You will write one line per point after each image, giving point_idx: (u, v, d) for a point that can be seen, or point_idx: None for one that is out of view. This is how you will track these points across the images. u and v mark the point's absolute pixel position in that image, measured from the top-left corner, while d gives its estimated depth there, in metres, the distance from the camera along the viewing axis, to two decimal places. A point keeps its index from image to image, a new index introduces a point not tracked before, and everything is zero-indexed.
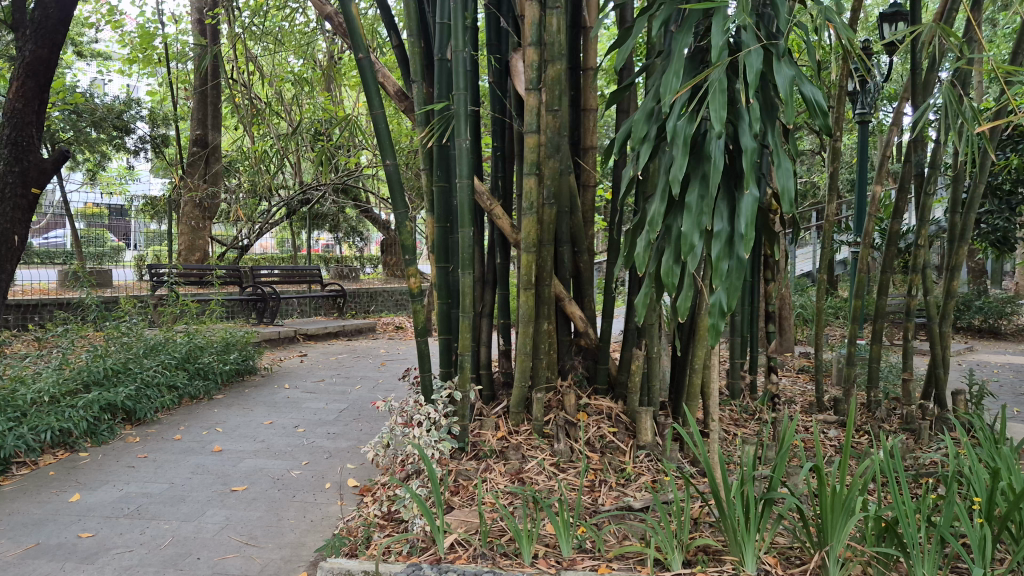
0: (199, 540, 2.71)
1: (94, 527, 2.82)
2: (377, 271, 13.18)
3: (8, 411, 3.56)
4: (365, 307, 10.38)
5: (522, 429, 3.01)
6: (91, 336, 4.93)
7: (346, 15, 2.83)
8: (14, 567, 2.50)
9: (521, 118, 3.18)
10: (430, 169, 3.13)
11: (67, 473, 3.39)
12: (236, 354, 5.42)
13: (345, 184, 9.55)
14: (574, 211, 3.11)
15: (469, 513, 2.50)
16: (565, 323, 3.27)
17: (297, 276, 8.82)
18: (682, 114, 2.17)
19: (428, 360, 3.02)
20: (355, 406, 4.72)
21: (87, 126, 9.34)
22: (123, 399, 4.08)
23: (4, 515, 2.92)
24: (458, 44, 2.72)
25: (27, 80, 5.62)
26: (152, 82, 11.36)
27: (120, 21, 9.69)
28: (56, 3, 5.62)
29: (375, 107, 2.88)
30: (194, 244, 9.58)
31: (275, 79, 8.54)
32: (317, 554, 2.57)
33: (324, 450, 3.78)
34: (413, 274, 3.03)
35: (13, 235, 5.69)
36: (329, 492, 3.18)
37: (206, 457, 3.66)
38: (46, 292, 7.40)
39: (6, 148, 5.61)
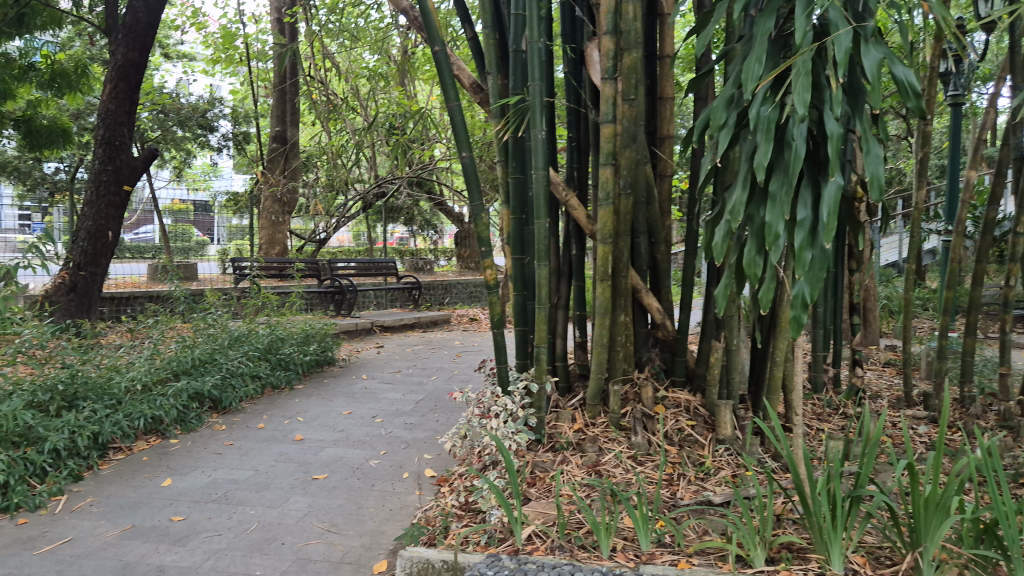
0: (283, 526, 2.78)
1: (185, 511, 2.93)
2: (451, 264, 13.28)
3: (104, 398, 3.71)
4: (440, 299, 10.49)
5: (599, 421, 3.00)
6: (178, 326, 5.11)
7: (422, 9, 2.85)
8: (113, 547, 2.61)
9: (597, 108, 3.14)
10: (506, 161, 3.13)
11: (159, 459, 3.53)
12: (315, 345, 5.56)
13: (421, 177, 9.60)
14: (651, 201, 3.06)
15: (546, 505, 2.50)
16: (642, 316, 3.20)
17: (373, 268, 8.98)
18: (762, 101, 2.12)
19: (504, 352, 3.03)
20: (431, 397, 4.78)
21: (173, 125, 9.77)
22: (210, 389, 4.22)
23: (102, 498, 3.06)
24: (533, 35, 2.72)
25: (119, 82, 5.87)
26: (234, 81, 11.69)
27: (204, 22, 10.00)
28: (145, 6, 5.84)
29: (451, 99, 2.90)
30: (274, 238, 9.60)
31: (350, 75, 8.70)
32: (397, 543, 2.61)
33: (402, 440, 3.84)
34: (489, 266, 3.05)
35: (107, 231, 5.95)
36: (407, 482, 3.23)
37: (288, 445, 3.76)
38: (137, 285, 7.74)
39: (100, 147, 5.86)
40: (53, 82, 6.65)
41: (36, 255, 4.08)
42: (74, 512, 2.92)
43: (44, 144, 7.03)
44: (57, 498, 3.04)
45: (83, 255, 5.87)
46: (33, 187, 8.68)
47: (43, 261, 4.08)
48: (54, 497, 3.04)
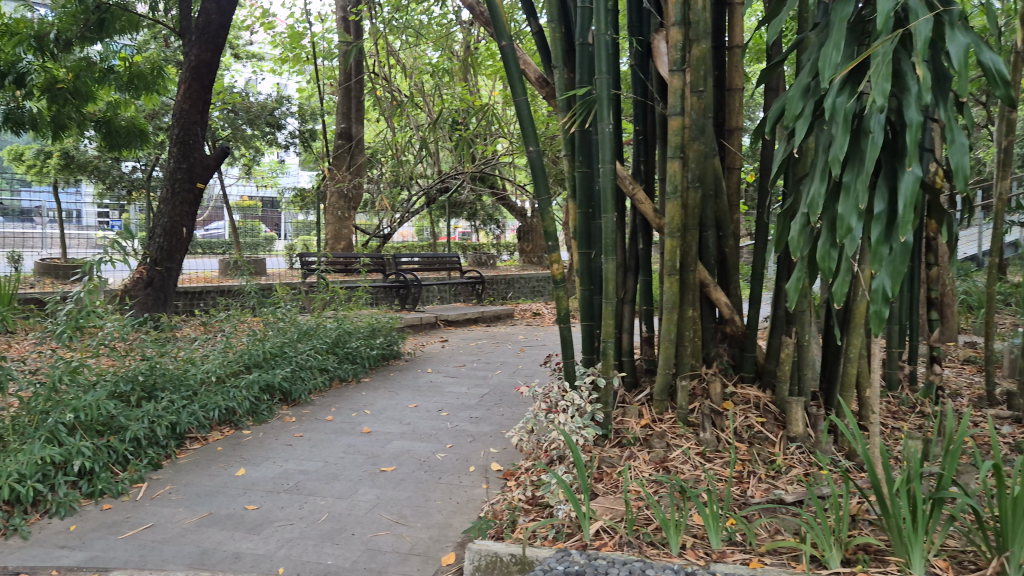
0: (353, 517, 2.83)
1: (258, 501, 3.01)
2: (513, 259, 13.29)
3: (181, 389, 3.82)
4: (503, 293, 10.52)
5: (666, 417, 2.97)
6: (250, 320, 5.24)
7: (489, 5, 2.87)
8: (191, 534, 2.70)
9: (664, 100, 3.10)
10: (572, 155, 3.12)
11: (232, 449, 3.63)
12: (381, 339, 5.63)
13: (484, 172, 9.62)
14: (719, 194, 3.01)
15: (614, 501, 2.49)
16: (710, 310, 3.15)
17: (437, 263, 9.06)
18: (839, 92, 2.07)
19: (571, 347, 3.02)
20: (496, 392, 4.80)
21: (243, 124, 10.02)
22: (280, 381, 4.33)
23: (181, 486, 3.16)
24: (600, 28, 2.70)
25: (193, 82, 6.04)
26: (301, 79, 11.92)
27: (272, 22, 10.22)
28: (216, 8, 6.00)
29: (518, 94, 2.90)
30: (341, 233, 9.26)
31: (414, 71, 8.82)
32: (465, 536, 2.63)
33: (467, 434, 3.87)
34: (556, 261, 3.04)
35: (182, 228, 6.11)
36: (474, 475, 3.25)
37: (357, 437, 3.83)
38: (209, 280, 7.98)
39: (175, 146, 6.04)
40: (131, 84, 6.87)
41: (117, 251, 4.23)
42: (154, 499, 3.02)
43: (122, 145, 7.30)
44: (138, 486, 3.15)
45: (160, 251, 6.06)
46: (111, 185, 9.07)
47: (123, 257, 4.22)
48: (136, 485, 3.15)
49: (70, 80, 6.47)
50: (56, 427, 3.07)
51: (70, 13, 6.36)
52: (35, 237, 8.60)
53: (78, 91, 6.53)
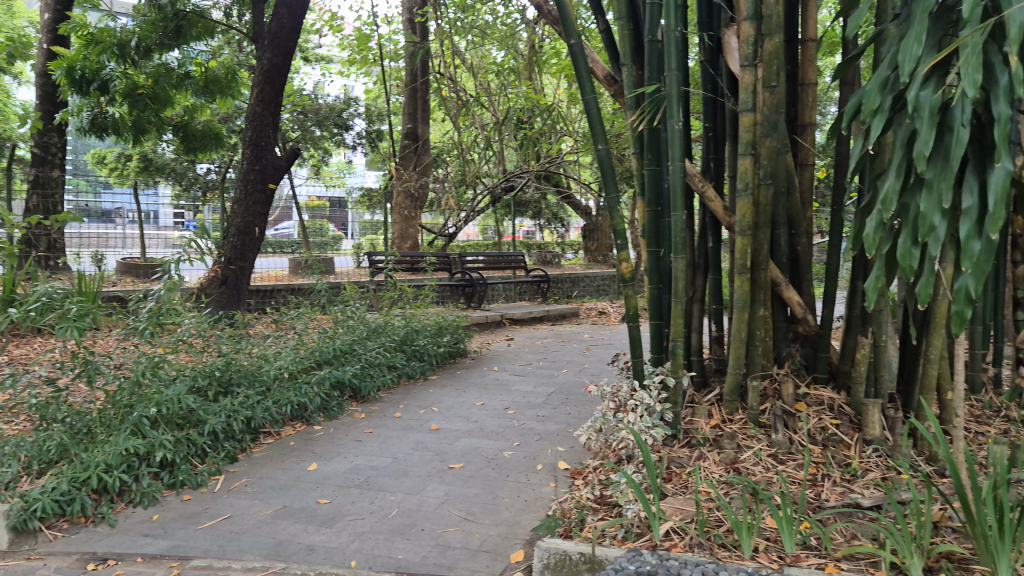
0: (423, 512, 2.87)
1: (331, 495, 3.07)
2: (578, 257, 13.25)
3: (255, 385, 3.92)
4: (568, 292, 10.50)
5: (737, 417, 2.92)
6: (320, 317, 5.34)
7: (558, 4, 2.87)
8: (267, 526, 2.77)
9: (735, 96, 3.05)
10: (641, 152, 3.10)
11: (305, 444, 3.72)
12: (448, 337, 5.68)
13: (549, 171, 9.59)
14: (791, 192, 2.95)
15: (684, 501, 2.47)
16: (781, 309, 3.08)
17: (503, 262, 9.11)
18: (922, 85, 2.01)
19: (639, 346, 3.01)
20: (563, 390, 4.80)
21: (312, 125, 10.33)
22: (350, 377, 4.41)
23: (257, 479, 3.25)
24: (670, 24, 2.68)
25: (265, 85, 6.20)
26: (368, 80, 12.08)
27: (340, 25, 10.39)
28: (288, 13, 6.16)
29: (587, 92, 2.89)
30: (406, 233, 9.44)
31: (480, 71, 8.89)
32: (533, 533, 2.64)
33: (535, 432, 3.88)
34: (625, 259, 3.02)
35: (254, 227, 6.27)
36: (541, 474, 3.26)
37: (425, 434, 3.87)
38: (279, 279, 8.17)
39: (248, 148, 6.20)
40: (207, 88, 7.17)
41: (195, 249, 4.37)
42: (231, 491, 3.11)
43: (199, 147, 7.55)
44: (216, 478, 3.26)
45: (234, 250, 6.23)
46: (188, 186, 9.45)
47: (200, 255, 4.36)
48: (214, 477, 3.26)
49: (149, 85, 6.75)
50: (140, 420, 3.19)
51: (150, 21, 6.55)
52: (116, 238, 8.47)
53: (156, 96, 6.82)
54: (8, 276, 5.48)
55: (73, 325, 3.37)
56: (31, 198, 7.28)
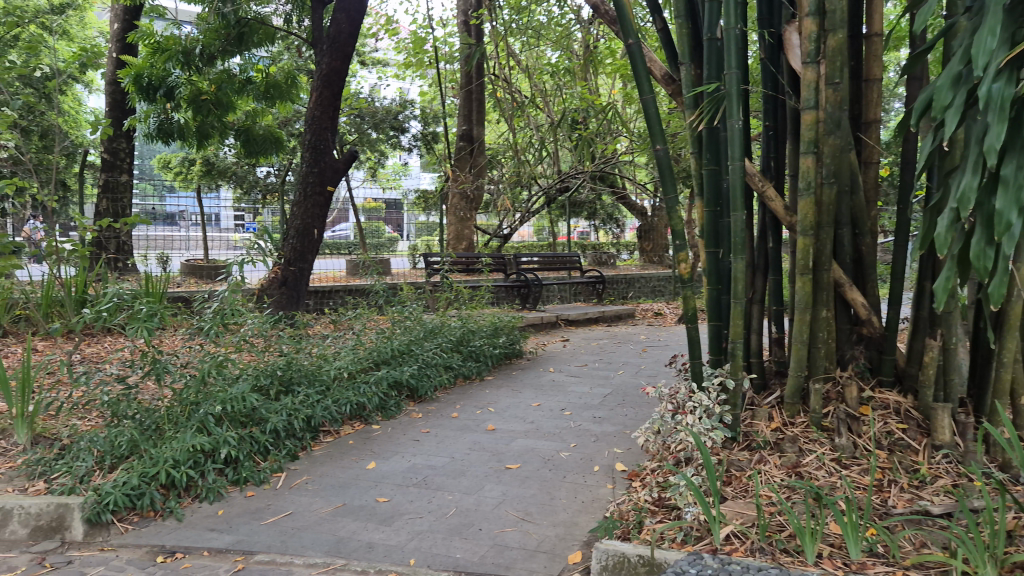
0: (480, 512, 2.88)
1: (389, 494, 3.10)
2: (633, 258, 13.15)
3: (315, 384, 3.98)
4: (623, 293, 10.44)
5: (799, 421, 2.87)
6: (377, 318, 5.41)
7: (616, 4, 2.86)
8: (327, 523, 2.82)
9: (797, 94, 3.00)
10: (699, 152, 3.06)
11: (363, 443, 3.77)
12: (504, 338, 5.70)
13: (604, 171, 9.53)
14: (856, 191, 2.89)
15: (744, 505, 2.43)
16: (845, 310, 3.01)
17: (558, 262, 9.11)
18: (994, 79, 1.95)
19: (698, 347, 2.97)
20: (619, 392, 4.77)
21: (368, 128, 10.51)
22: (408, 377, 4.45)
23: (317, 477, 3.31)
24: (730, 22, 2.65)
25: (324, 89, 6.30)
26: (424, 83, 12.18)
27: (396, 29, 10.51)
28: (346, 18, 6.26)
29: (645, 92, 2.87)
30: (462, 233, 9.49)
31: (534, 72, 8.90)
32: (591, 534, 2.63)
33: (591, 434, 3.87)
34: (683, 260, 2.99)
35: (312, 230, 6.37)
36: (598, 475, 3.25)
37: (482, 435, 3.89)
38: (336, 280, 8.29)
39: (307, 151, 6.31)
40: (267, 93, 7.31)
41: (257, 251, 4.47)
42: (293, 488, 3.17)
43: (260, 152, 7.72)
44: (277, 475, 3.32)
45: (293, 252, 6.33)
46: (249, 189, 9.62)
47: (262, 257, 4.46)
48: (276, 474, 3.32)
49: (212, 91, 6.93)
50: (206, 418, 3.28)
51: (212, 29, 6.70)
52: (179, 240, 8.32)
53: (219, 102, 7.01)
54: (80, 277, 5.68)
55: (143, 324, 3.48)
56: (100, 203, 7.76)
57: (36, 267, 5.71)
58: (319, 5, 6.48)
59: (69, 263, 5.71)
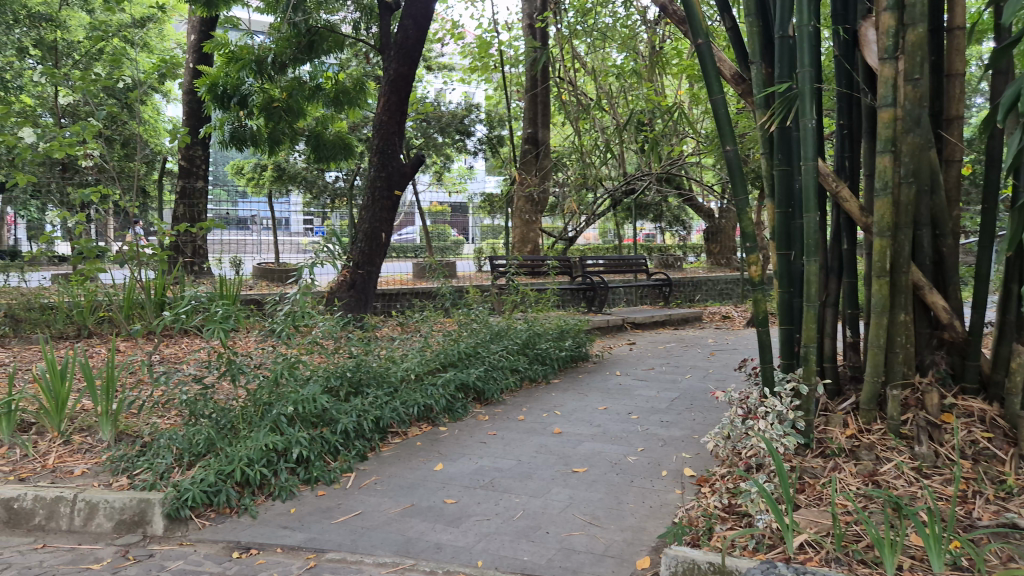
0: (547, 515, 2.88)
1: (456, 495, 3.13)
2: (700, 260, 12.97)
3: (384, 386, 4.04)
4: (691, 296, 10.30)
5: (875, 428, 2.78)
6: (444, 321, 5.45)
7: (685, 4, 2.83)
8: (396, 523, 2.86)
9: (873, 91, 2.92)
10: (770, 153, 3.00)
11: (431, 444, 3.81)
12: (570, 341, 5.69)
13: (672, 173, 9.38)
14: (936, 190, 2.79)
15: (819, 514, 2.38)
16: (924, 314, 2.91)
17: (624, 265, 9.06)
18: None
19: (769, 351, 2.91)
20: (688, 396, 4.71)
21: (434, 132, 10.63)
22: (474, 380, 4.48)
23: (385, 477, 3.36)
24: (803, 19, 2.59)
25: (391, 95, 6.39)
26: (489, 87, 12.27)
27: (461, 33, 10.60)
28: (413, 25, 6.35)
29: (714, 92, 2.83)
30: (528, 237, 9.49)
31: (600, 74, 8.88)
32: (659, 540, 2.60)
33: (659, 438, 3.83)
34: (754, 262, 2.94)
35: (381, 233, 6.45)
36: (666, 480, 3.21)
37: (548, 437, 3.89)
38: (403, 282, 8.40)
39: (375, 156, 6.41)
40: (337, 99, 7.38)
41: (326, 255, 4.56)
42: (362, 488, 3.23)
43: (330, 157, 7.84)
44: (348, 475, 3.38)
45: (361, 255, 6.43)
46: (318, 194, 9.90)
47: (331, 259, 4.54)
48: (346, 474, 3.38)
49: (284, 98, 7.08)
50: (279, 418, 3.35)
51: (284, 37, 6.89)
52: (251, 243, 8.46)
53: (291, 109, 7.16)
54: (160, 280, 5.89)
55: (219, 326, 3.58)
56: (179, 208, 7.87)
57: (119, 271, 5.95)
58: (386, 12, 6.58)
59: (149, 267, 5.87)
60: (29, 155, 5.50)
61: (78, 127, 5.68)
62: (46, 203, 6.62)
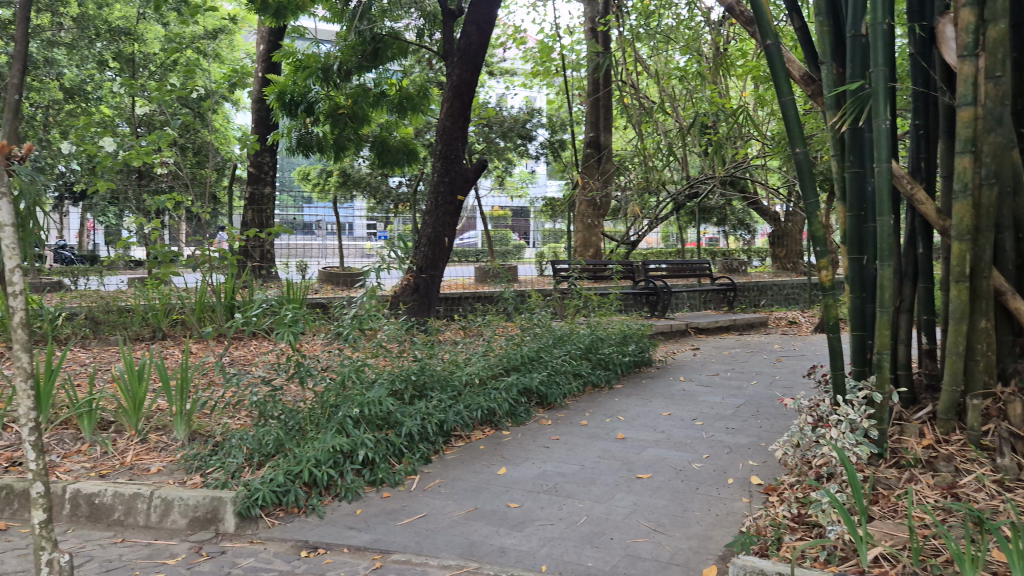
0: (611, 521, 2.86)
1: (520, 499, 3.13)
2: (765, 265, 12.74)
3: (448, 390, 4.07)
4: (755, 301, 10.12)
5: (954, 438, 2.68)
6: (506, 325, 5.46)
7: (754, 5, 2.78)
8: (460, 526, 2.87)
9: (952, 89, 2.83)
10: (841, 155, 2.93)
11: (494, 448, 3.82)
12: (633, 346, 5.65)
13: (736, 176, 9.23)
14: (1019, 191, 2.69)
15: (895, 526, 2.31)
16: (1006, 321, 2.80)
17: (687, 269, 8.95)
18: None
19: (840, 358, 2.84)
20: (754, 403, 4.62)
21: (496, 137, 10.70)
22: (537, 384, 4.48)
23: (449, 480, 3.38)
24: (877, 16, 2.52)
25: (454, 100, 6.45)
26: (550, 91, 12.30)
27: (524, 38, 10.64)
28: (476, 30, 6.40)
29: (783, 94, 2.78)
30: (589, 241, 9.55)
31: (663, 77, 8.80)
32: (726, 549, 2.56)
33: (724, 445, 3.76)
34: (825, 267, 2.87)
35: (444, 238, 6.51)
36: (732, 488, 3.16)
37: (611, 443, 3.86)
38: (465, 287, 8.47)
39: (439, 161, 6.48)
40: (401, 105, 7.45)
41: (393, 259, 4.70)
42: (426, 490, 3.25)
43: (394, 162, 7.92)
44: (412, 477, 3.41)
45: (424, 259, 6.48)
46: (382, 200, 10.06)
47: (397, 264, 4.65)
48: (410, 476, 3.41)
49: (349, 105, 7.19)
50: (345, 420, 3.41)
51: (350, 45, 7.03)
52: (317, 247, 8.68)
53: (355, 115, 7.23)
54: (230, 284, 6.04)
55: (289, 329, 3.66)
56: (246, 214, 8.05)
57: (191, 275, 6.13)
58: (449, 18, 6.65)
59: (219, 271, 6.03)
60: (109, 164, 5.71)
61: (154, 136, 5.87)
62: (124, 209, 6.86)
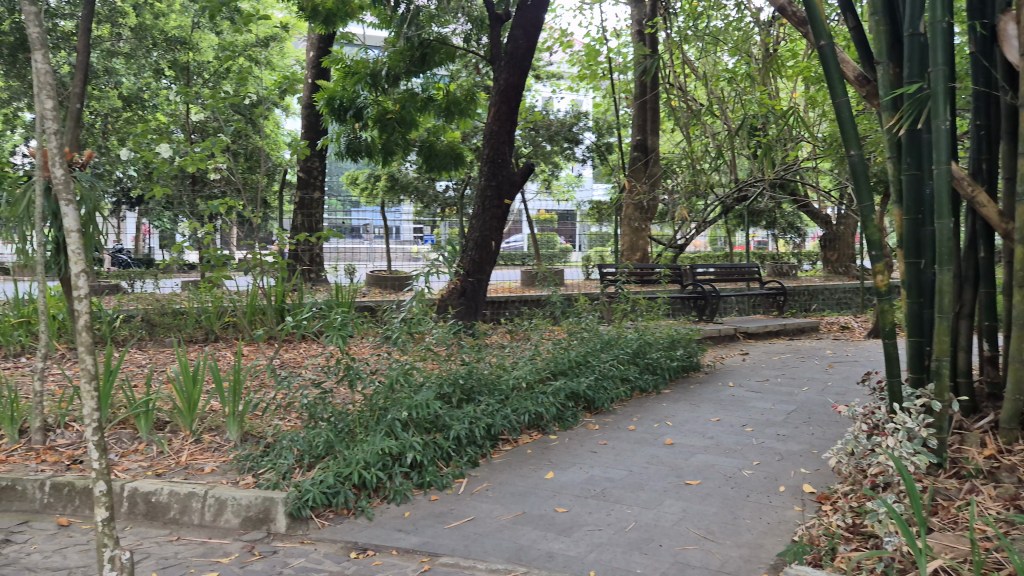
0: (660, 528, 2.83)
1: (568, 504, 3.11)
2: (816, 269, 12.51)
3: (495, 394, 4.07)
4: (806, 305, 9.94)
5: (1017, 448, 2.60)
6: (553, 329, 5.45)
7: (807, 6, 2.73)
8: (508, 530, 2.87)
9: (1014, 89, 2.75)
10: (898, 156, 2.86)
11: (541, 452, 3.81)
12: (682, 351, 5.59)
13: (786, 178, 9.07)
14: None
15: (956, 538, 2.24)
16: None
17: (736, 273, 8.83)
18: None
19: (897, 364, 2.78)
20: (805, 409, 4.54)
21: (543, 140, 10.70)
22: (585, 389, 4.46)
23: (496, 484, 3.38)
24: (936, 15, 2.46)
25: (501, 104, 6.47)
26: (597, 94, 12.26)
27: (571, 41, 10.63)
28: (523, 34, 6.41)
29: (838, 95, 2.72)
30: (636, 244, 9.50)
31: (711, 79, 8.72)
32: (779, 558, 2.51)
33: (776, 452, 3.70)
34: (881, 271, 2.80)
35: (491, 241, 6.53)
36: (784, 496, 3.10)
37: (659, 448, 3.83)
38: (511, 290, 8.48)
39: (486, 164, 6.50)
40: (448, 109, 7.42)
41: (441, 264, 4.70)
42: (474, 494, 3.26)
43: (441, 166, 7.96)
44: (460, 480, 3.42)
45: (471, 263, 6.51)
46: (429, 203, 10.14)
47: (445, 268, 4.66)
48: (458, 479, 3.42)
49: (397, 110, 7.24)
50: (394, 422, 3.43)
51: (398, 50, 7.11)
52: (364, 251, 8.52)
53: (404, 120, 7.30)
54: (281, 287, 6.14)
55: (338, 333, 3.69)
56: (297, 217, 8.17)
57: (243, 278, 6.25)
58: (496, 23, 6.68)
59: (269, 274, 6.13)
60: (165, 169, 5.85)
61: (209, 142, 6.00)
62: (179, 214, 7.02)
